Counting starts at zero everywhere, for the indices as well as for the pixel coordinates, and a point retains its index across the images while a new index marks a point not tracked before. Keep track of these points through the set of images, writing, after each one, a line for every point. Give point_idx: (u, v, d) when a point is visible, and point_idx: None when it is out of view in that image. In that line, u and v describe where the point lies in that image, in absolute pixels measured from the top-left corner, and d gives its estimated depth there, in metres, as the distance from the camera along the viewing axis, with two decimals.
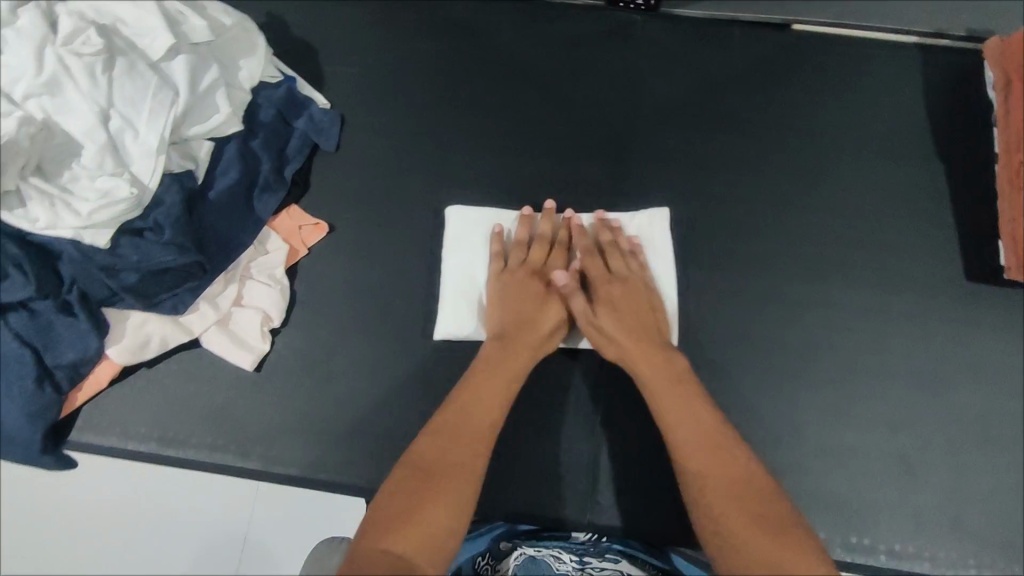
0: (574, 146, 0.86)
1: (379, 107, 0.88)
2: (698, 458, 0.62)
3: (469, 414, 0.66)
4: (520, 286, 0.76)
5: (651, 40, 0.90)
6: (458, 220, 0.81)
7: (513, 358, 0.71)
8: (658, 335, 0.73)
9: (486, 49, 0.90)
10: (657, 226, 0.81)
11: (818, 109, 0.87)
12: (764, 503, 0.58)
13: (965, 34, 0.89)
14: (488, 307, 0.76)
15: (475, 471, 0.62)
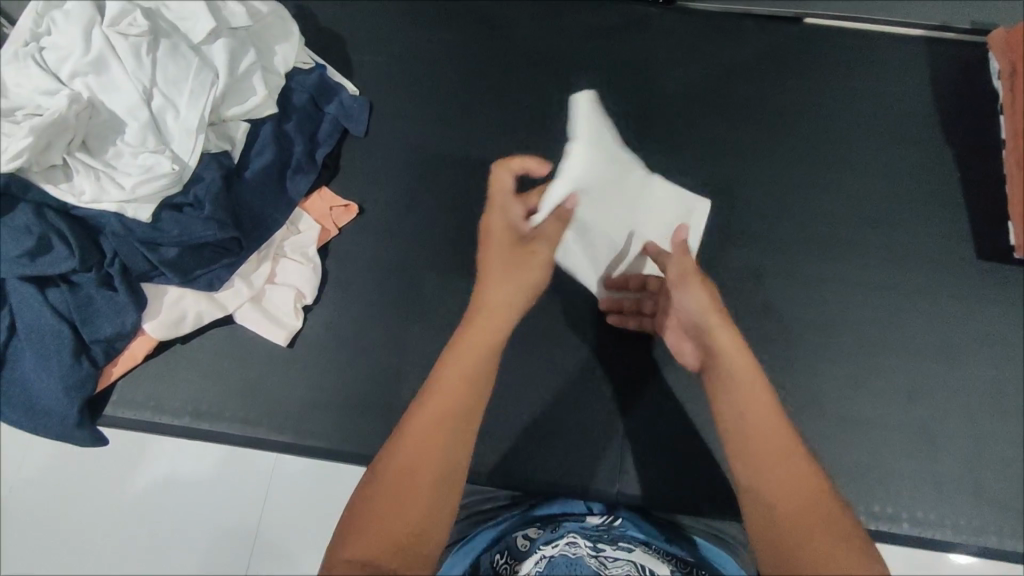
0: (594, 133, 0.89)
1: (405, 93, 0.91)
2: (750, 425, 0.55)
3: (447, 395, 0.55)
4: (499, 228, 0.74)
5: (667, 31, 0.93)
6: (590, 104, 0.89)
7: (486, 322, 0.62)
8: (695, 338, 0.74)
9: (507, 40, 0.93)
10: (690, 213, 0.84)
11: (828, 97, 0.90)
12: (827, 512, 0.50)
13: (969, 26, 0.92)
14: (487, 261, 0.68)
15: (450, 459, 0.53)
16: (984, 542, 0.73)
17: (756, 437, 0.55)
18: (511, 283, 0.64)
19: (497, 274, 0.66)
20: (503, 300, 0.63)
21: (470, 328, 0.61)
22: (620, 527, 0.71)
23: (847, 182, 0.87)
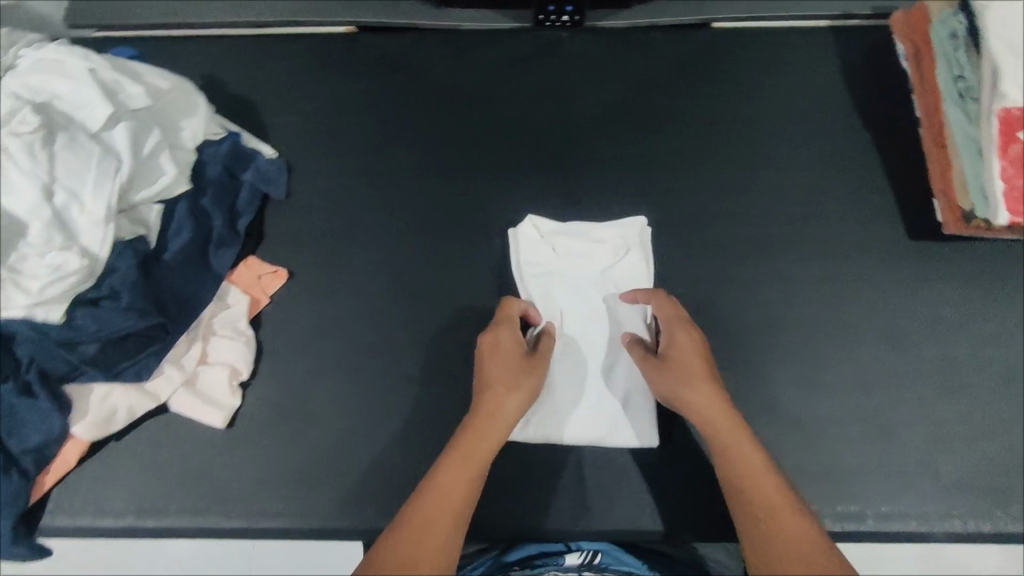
0: (516, 163, 0.89)
1: (327, 153, 0.91)
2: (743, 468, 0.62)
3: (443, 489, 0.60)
4: (507, 350, 0.71)
5: (578, 54, 0.94)
6: (652, 429, 0.77)
7: (467, 451, 0.63)
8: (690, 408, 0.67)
9: (421, 82, 0.94)
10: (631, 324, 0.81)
11: (743, 98, 0.92)
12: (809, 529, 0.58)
13: (869, 12, 0.94)
14: (493, 362, 0.70)
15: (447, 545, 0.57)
16: (950, 526, 0.73)
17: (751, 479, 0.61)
18: (493, 394, 0.67)
19: (509, 387, 0.68)
20: (482, 436, 0.64)
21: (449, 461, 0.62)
22: (602, 561, 0.74)
23: (775, 180, 0.87)
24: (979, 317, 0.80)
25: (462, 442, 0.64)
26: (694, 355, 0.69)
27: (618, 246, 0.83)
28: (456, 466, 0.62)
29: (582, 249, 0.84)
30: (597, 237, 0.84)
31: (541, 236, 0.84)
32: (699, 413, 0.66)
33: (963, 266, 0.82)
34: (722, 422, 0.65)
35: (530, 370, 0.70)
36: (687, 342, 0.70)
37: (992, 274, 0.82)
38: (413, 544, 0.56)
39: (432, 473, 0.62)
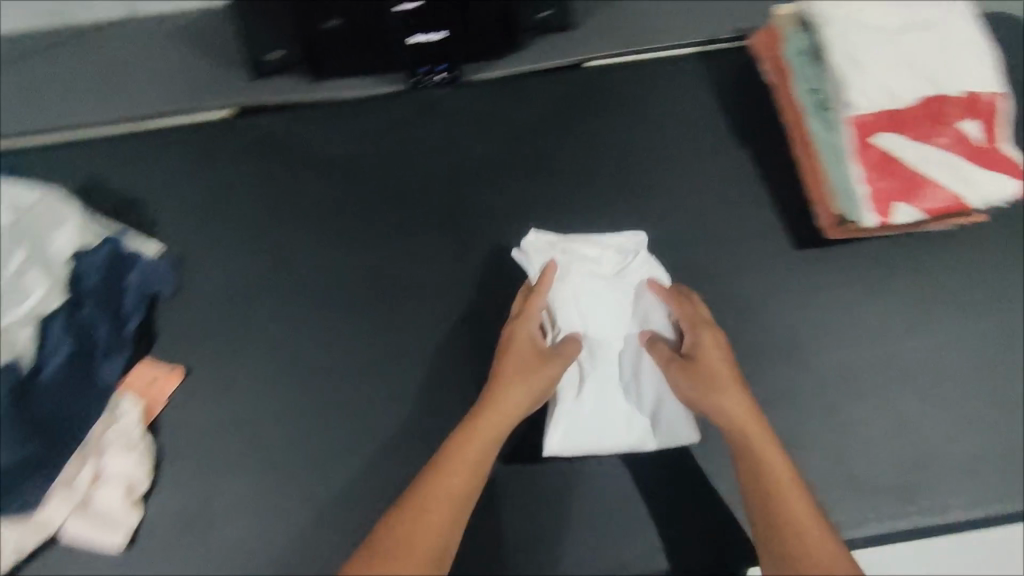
0: (410, 226, 0.91)
1: (221, 241, 0.90)
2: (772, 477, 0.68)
3: (447, 480, 0.69)
4: (521, 352, 0.77)
5: (458, 109, 0.95)
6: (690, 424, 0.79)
7: (472, 451, 0.71)
8: (719, 414, 0.72)
9: (306, 157, 0.94)
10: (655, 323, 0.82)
11: (621, 133, 0.95)
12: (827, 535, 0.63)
13: (732, 34, 0.98)
14: (511, 360, 0.77)
15: (442, 529, 0.66)
16: (862, 528, 0.76)
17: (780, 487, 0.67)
18: (503, 395, 0.75)
19: (518, 385, 0.75)
20: (486, 437, 0.72)
21: (456, 456, 0.71)
22: None
23: (664, 209, 0.90)
24: (870, 315, 0.84)
25: (468, 439, 0.72)
26: (721, 364, 0.75)
27: (624, 251, 0.85)
28: (461, 462, 0.70)
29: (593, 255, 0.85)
30: (605, 243, 0.85)
31: (551, 247, 0.84)
32: (726, 416, 0.72)
33: (850, 270, 0.85)
34: (751, 427, 0.71)
35: (540, 371, 0.76)
36: (714, 351, 0.76)
37: (879, 271, 0.85)
38: (414, 525, 0.66)
39: (436, 462, 0.71)
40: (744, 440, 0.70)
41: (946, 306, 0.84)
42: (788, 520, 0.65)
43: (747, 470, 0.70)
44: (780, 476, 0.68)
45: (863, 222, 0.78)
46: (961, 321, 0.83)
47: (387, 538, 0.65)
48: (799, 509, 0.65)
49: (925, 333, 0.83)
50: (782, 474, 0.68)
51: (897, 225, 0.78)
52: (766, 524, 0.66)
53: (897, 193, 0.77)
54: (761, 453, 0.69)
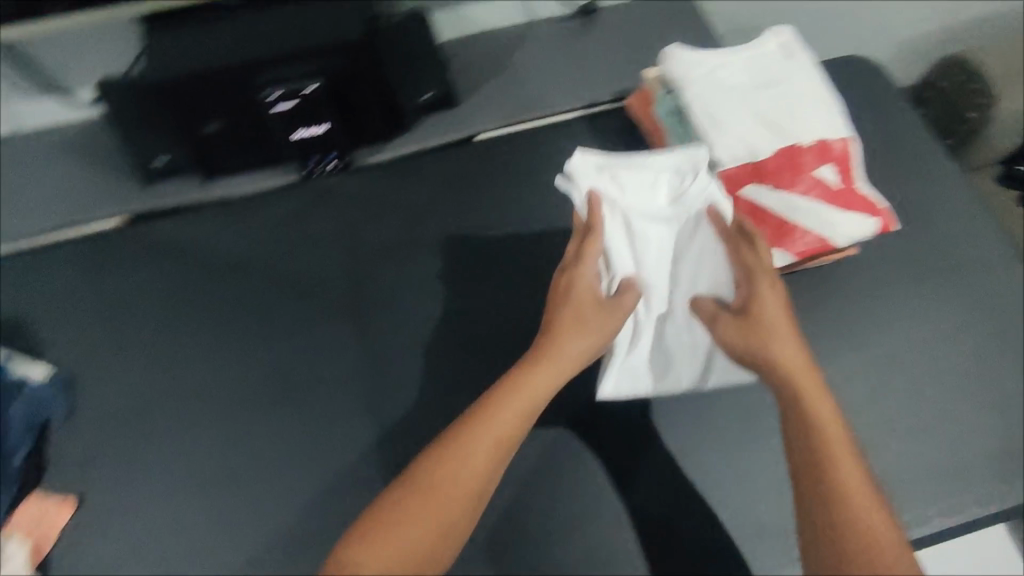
0: (313, 315, 0.92)
1: (125, 352, 0.89)
2: (829, 439, 0.63)
3: (491, 430, 0.67)
4: (579, 297, 0.74)
5: (355, 195, 0.99)
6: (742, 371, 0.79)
7: (519, 400, 0.68)
8: (770, 366, 0.68)
9: (204, 257, 0.94)
10: (708, 260, 0.79)
11: (515, 201, 0.98)
12: (877, 514, 0.59)
13: (611, 96, 1.04)
14: (567, 304, 0.74)
15: (476, 485, 0.65)
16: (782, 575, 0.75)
17: (836, 455, 0.62)
18: (557, 346, 0.71)
19: (574, 334, 0.72)
20: (537, 387, 0.69)
21: (504, 409, 0.68)
22: None
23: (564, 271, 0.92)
24: None
25: (517, 389, 0.69)
26: (779, 317, 0.70)
27: (679, 173, 0.80)
28: (505, 412, 0.67)
29: (644, 181, 0.81)
30: (656, 167, 0.81)
31: (597, 172, 0.81)
32: (785, 373, 0.67)
33: None
34: (810, 387, 0.66)
35: (598, 322, 0.73)
36: (771, 300, 0.71)
37: None
38: (444, 468, 0.65)
39: (482, 408, 0.69)
40: (800, 401, 0.65)
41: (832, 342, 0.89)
42: (840, 496, 0.60)
43: (796, 434, 0.65)
44: (836, 446, 0.62)
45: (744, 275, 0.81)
46: (847, 355, 0.88)
47: (421, 474, 0.66)
48: (854, 483, 0.61)
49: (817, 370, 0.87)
50: (840, 447, 0.62)
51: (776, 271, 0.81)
52: (808, 491, 0.62)
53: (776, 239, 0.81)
54: (819, 417, 0.64)
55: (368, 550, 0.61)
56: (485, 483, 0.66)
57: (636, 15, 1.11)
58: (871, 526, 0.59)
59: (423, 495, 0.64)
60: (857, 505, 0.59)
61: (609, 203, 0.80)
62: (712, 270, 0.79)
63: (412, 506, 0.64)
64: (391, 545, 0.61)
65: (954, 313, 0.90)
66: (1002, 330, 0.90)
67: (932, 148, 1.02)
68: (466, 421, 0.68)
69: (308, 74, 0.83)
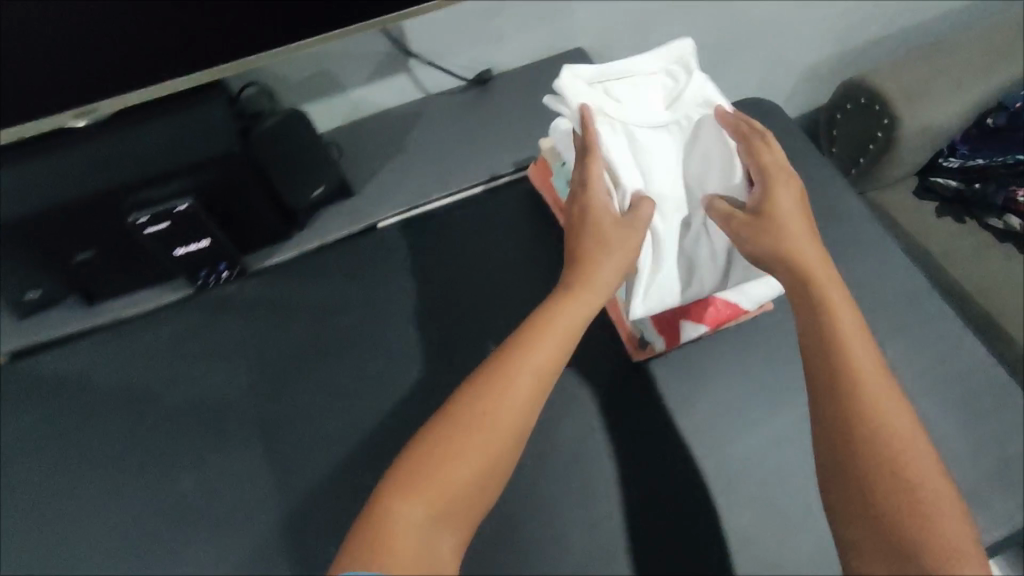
0: (210, 438, 0.85)
1: (9, 507, 0.83)
2: (848, 342, 0.66)
3: (528, 358, 0.69)
4: (597, 220, 0.75)
5: (253, 302, 0.94)
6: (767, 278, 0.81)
7: (556, 331, 0.71)
8: (789, 268, 0.71)
9: (90, 392, 0.88)
10: (716, 155, 0.78)
11: (423, 289, 0.94)
12: (895, 412, 0.63)
13: (513, 167, 1.03)
14: (591, 229, 0.75)
15: (518, 414, 0.66)
16: None
17: (853, 365, 0.65)
18: (583, 276, 0.74)
19: (603, 256, 0.74)
20: (571, 319, 0.72)
21: (540, 340, 0.70)
22: None
23: (472, 360, 0.88)
24: (689, 429, 0.82)
25: (550, 321, 0.72)
26: (791, 212, 0.73)
27: (667, 74, 0.82)
28: (544, 343, 0.70)
29: (636, 89, 0.81)
30: (645, 71, 0.82)
31: (586, 85, 0.79)
32: (796, 265, 0.70)
33: (659, 381, 0.86)
34: (821, 277, 0.70)
35: (622, 241, 0.74)
36: (785, 197, 0.74)
37: (687, 383, 0.86)
38: (486, 401, 0.66)
39: (517, 340, 0.71)
40: (823, 302, 0.68)
41: (758, 400, 0.84)
42: (867, 399, 0.63)
43: (814, 344, 0.68)
44: (849, 336, 0.66)
45: (656, 344, 0.85)
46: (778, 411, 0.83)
47: (463, 406, 0.67)
48: (864, 364, 0.65)
49: (744, 432, 0.82)
50: (851, 335, 0.66)
51: (687, 339, 0.87)
52: (826, 375, 0.66)
53: (677, 318, 0.86)
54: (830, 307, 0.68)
55: (409, 487, 0.61)
56: (527, 410, 0.67)
57: (531, 81, 1.11)
58: (880, 405, 0.63)
59: (463, 431, 0.65)
60: (880, 406, 0.63)
61: (606, 113, 0.78)
62: (722, 167, 0.78)
63: (452, 443, 0.64)
64: (438, 476, 0.62)
65: (883, 347, 0.87)
66: (934, 359, 0.86)
67: (834, 183, 1.02)
68: (507, 353, 0.70)
69: (175, 194, 0.81)
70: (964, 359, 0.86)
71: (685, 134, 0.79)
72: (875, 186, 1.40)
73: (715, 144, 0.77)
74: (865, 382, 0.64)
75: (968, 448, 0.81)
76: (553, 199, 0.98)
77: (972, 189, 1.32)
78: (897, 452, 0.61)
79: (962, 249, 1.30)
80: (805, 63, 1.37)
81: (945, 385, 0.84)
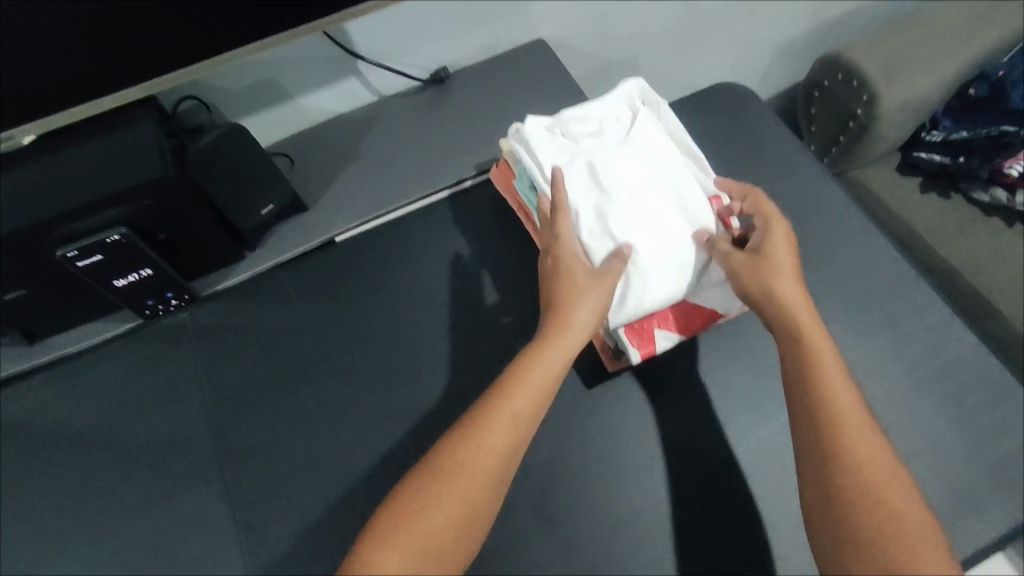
0: (166, 479, 0.80)
1: None
2: (836, 392, 0.62)
3: (508, 405, 0.64)
4: (572, 270, 0.71)
5: (207, 328, 0.89)
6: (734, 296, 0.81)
7: (537, 374, 0.66)
8: (779, 313, 0.69)
9: (37, 436, 0.84)
10: (679, 179, 0.79)
11: (386, 304, 0.89)
12: (881, 468, 0.59)
13: (476, 169, 0.97)
14: (568, 271, 0.71)
15: (499, 465, 0.61)
16: None
17: (840, 415, 0.61)
18: (564, 314, 0.69)
19: (581, 296, 0.70)
20: (553, 359, 0.67)
21: (521, 387, 0.65)
22: None
23: (440, 379, 0.83)
24: (670, 441, 0.79)
25: (531, 366, 0.66)
26: (785, 264, 0.71)
27: (625, 112, 0.84)
28: (526, 386, 0.65)
29: (595, 128, 0.83)
30: (599, 114, 0.84)
31: (546, 130, 0.82)
32: (786, 314, 0.68)
33: (637, 392, 0.82)
34: (806, 326, 0.67)
35: (598, 286, 0.71)
36: (782, 250, 0.72)
37: (666, 391, 0.82)
38: (466, 449, 0.61)
39: (499, 385, 0.66)
40: (809, 349, 0.65)
41: (740, 406, 0.81)
42: (848, 453, 0.59)
43: (797, 388, 0.65)
44: (832, 375, 0.63)
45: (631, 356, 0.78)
46: (760, 416, 0.80)
47: (441, 457, 0.62)
48: (850, 413, 0.62)
49: (727, 441, 0.79)
50: (836, 381, 0.63)
51: (662, 350, 0.80)
52: (807, 422, 0.62)
53: (654, 323, 0.79)
54: (814, 355, 0.65)
55: (386, 543, 0.56)
56: (509, 462, 0.62)
57: (491, 76, 1.05)
58: (862, 447, 0.60)
59: (441, 485, 0.60)
60: (866, 461, 0.59)
61: (566, 156, 0.80)
62: (688, 190, 0.78)
63: (430, 497, 0.59)
64: (413, 533, 0.57)
65: (869, 341, 0.83)
66: (923, 351, 0.82)
67: (813, 169, 0.97)
68: (487, 402, 0.64)
69: (105, 223, 0.76)
70: (953, 348, 0.83)
71: (643, 160, 0.79)
72: (856, 165, 1.35)
73: (677, 169, 0.79)
74: (849, 433, 0.60)
75: (960, 443, 0.77)
76: (518, 202, 0.91)
77: (957, 162, 1.25)
78: (882, 502, 0.57)
79: (948, 225, 1.26)
80: (780, 39, 1.31)
81: (935, 378, 0.81)
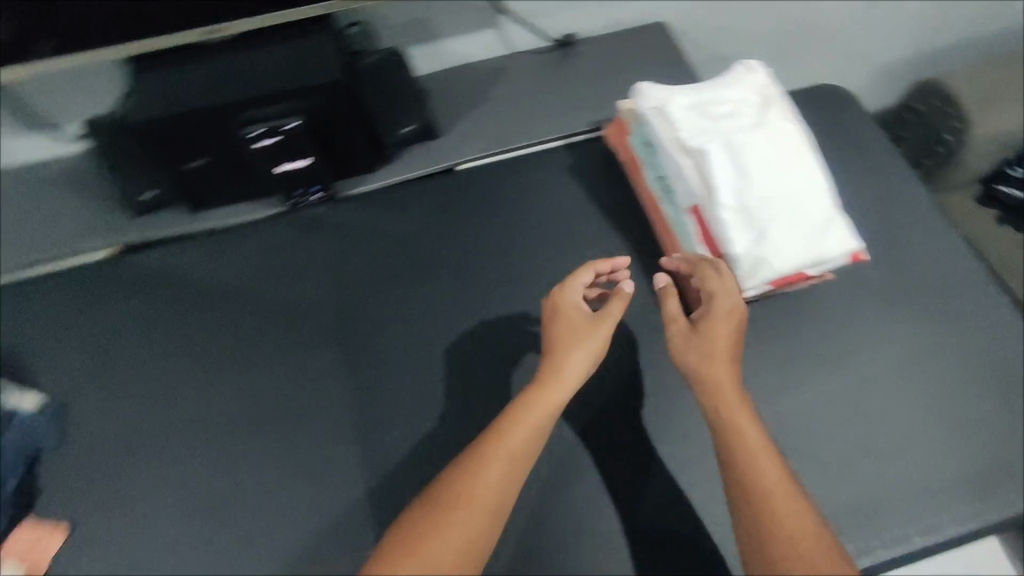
0: (295, 340, 0.93)
1: (116, 378, 0.92)
2: (750, 460, 0.70)
3: (507, 442, 0.72)
4: (570, 319, 0.80)
5: (340, 222, 1.02)
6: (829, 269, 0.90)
7: (534, 413, 0.74)
8: (712, 386, 0.75)
9: (191, 284, 0.98)
10: (807, 168, 0.84)
11: (498, 228, 1.01)
12: (801, 527, 0.66)
13: (591, 125, 1.08)
14: (564, 327, 0.80)
15: (502, 496, 0.70)
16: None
17: (756, 481, 0.69)
18: (563, 364, 0.77)
19: (573, 347, 0.78)
20: (549, 403, 0.75)
21: (518, 429, 0.73)
22: None
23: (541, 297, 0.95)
24: None
25: (524, 406, 0.74)
26: (720, 338, 0.77)
27: (756, 96, 0.87)
28: (517, 428, 0.73)
29: (731, 108, 0.86)
30: (734, 104, 0.86)
31: (685, 106, 0.85)
32: (708, 389, 0.75)
33: None
34: (732, 400, 0.74)
35: (592, 334, 0.79)
36: (719, 325, 0.78)
37: None
38: (469, 482, 0.70)
39: (501, 420, 0.74)
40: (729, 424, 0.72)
41: None
42: (767, 514, 0.67)
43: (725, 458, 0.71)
44: (748, 442, 0.71)
45: None
46: None
47: (444, 489, 0.70)
48: (768, 477, 0.69)
49: None
50: (757, 448, 0.70)
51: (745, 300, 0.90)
52: (739, 488, 0.69)
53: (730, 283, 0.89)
54: (736, 431, 0.72)
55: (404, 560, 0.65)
56: (513, 490, 0.71)
57: (614, 47, 1.16)
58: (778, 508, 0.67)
59: (443, 515, 0.68)
60: (783, 522, 0.66)
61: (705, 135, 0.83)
62: (813, 180, 0.84)
63: (436, 521, 0.67)
64: (418, 555, 0.65)
65: (934, 328, 0.90)
66: (984, 345, 0.89)
67: (903, 172, 1.04)
68: (487, 438, 0.73)
69: (288, 112, 0.89)
70: (1011, 346, 0.89)
71: (776, 144, 0.83)
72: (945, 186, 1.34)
73: (807, 157, 0.84)
74: (768, 499, 0.67)
75: (1003, 429, 0.84)
76: (626, 156, 1.01)
77: None
78: (814, 564, 0.63)
79: None
80: (885, 57, 1.38)
81: (986, 373, 0.88)
